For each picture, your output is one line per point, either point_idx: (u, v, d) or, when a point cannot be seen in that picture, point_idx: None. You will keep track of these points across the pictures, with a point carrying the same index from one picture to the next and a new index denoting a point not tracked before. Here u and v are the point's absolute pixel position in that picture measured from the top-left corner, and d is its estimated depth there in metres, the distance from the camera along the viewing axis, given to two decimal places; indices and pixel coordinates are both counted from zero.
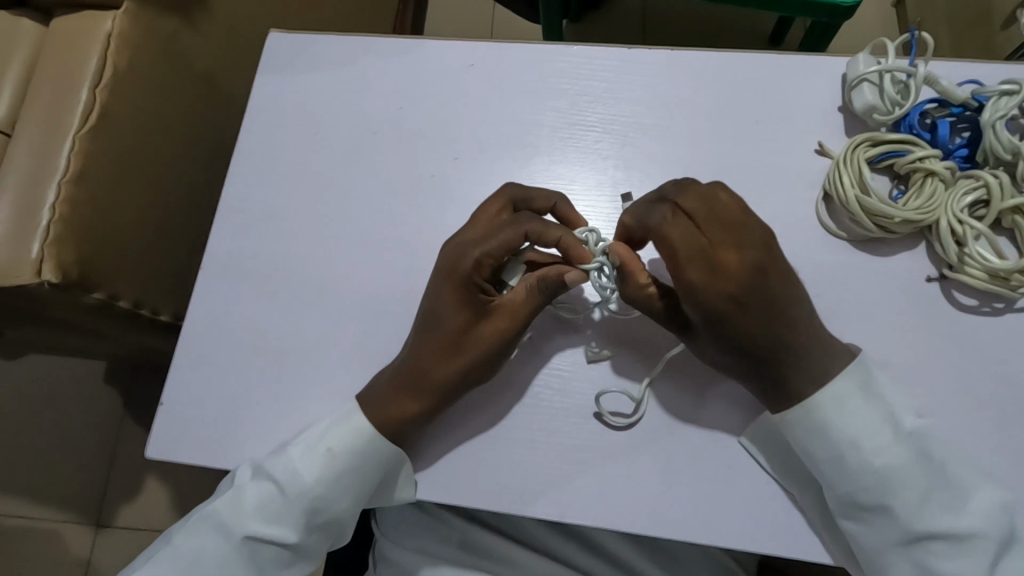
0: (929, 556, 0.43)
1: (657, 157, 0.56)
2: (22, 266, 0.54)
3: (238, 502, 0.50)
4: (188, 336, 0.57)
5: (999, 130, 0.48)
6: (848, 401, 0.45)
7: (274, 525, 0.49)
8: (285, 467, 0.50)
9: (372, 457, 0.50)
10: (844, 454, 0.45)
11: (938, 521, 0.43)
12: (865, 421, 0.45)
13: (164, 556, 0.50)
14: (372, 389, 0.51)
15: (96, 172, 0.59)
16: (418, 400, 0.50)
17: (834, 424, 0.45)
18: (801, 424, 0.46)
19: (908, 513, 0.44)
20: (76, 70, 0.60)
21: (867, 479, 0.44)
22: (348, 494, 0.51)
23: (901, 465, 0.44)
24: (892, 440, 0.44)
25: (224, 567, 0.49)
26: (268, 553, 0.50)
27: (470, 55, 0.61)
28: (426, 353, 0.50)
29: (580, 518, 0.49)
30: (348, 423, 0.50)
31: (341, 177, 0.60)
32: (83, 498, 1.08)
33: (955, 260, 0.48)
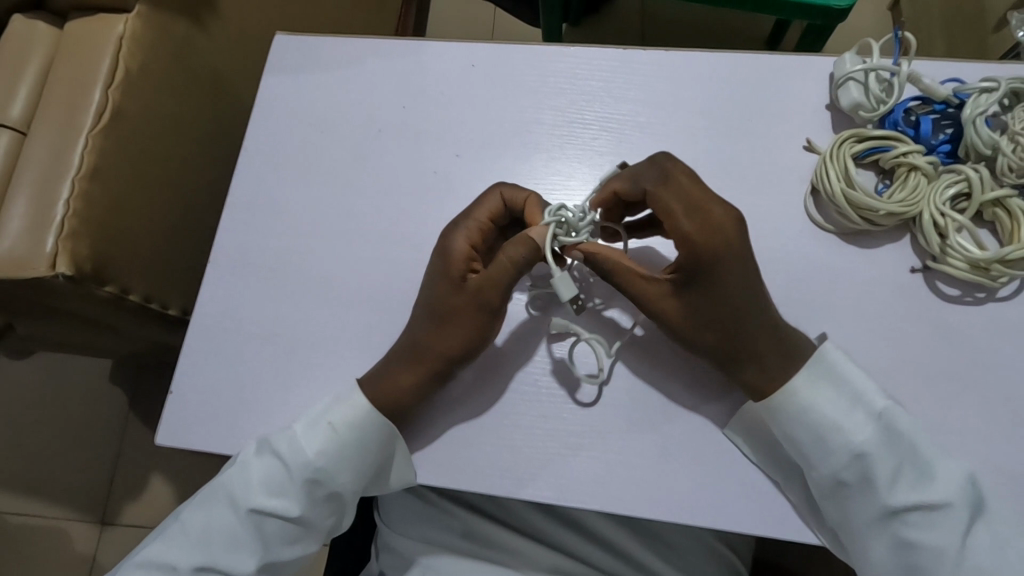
0: (906, 529, 0.45)
1: (651, 154, 0.58)
2: (39, 259, 0.56)
3: (244, 476, 0.52)
4: (198, 327, 0.58)
5: (979, 126, 0.50)
6: (814, 384, 0.48)
7: (279, 497, 0.52)
8: (288, 441, 0.52)
9: (371, 432, 0.52)
10: (822, 435, 0.47)
11: (912, 495, 0.45)
12: (836, 403, 0.47)
13: (174, 529, 0.52)
14: (373, 371, 0.53)
15: (109, 169, 0.61)
16: (409, 380, 0.51)
17: (810, 406, 0.47)
18: (781, 409, 0.48)
19: (884, 488, 0.46)
20: (90, 71, 0.62)
21: (844, 458, 0.46)
22: (349, 469, 0.52)
23: (872, 443, 0.46)
24: (863, 419, 0.47)
25: (232, 539, 0.51)
26: (273, 526, 0.52)
27: (471, 56, 0.63)
28: (429, 331, 0.52)
29: (576, 501, 0.50)
30: (348, 401, 0.53)
31: (346, 174, 0.62)
32: (90, 493, 1.09)
33: (937, 251, 0.50)
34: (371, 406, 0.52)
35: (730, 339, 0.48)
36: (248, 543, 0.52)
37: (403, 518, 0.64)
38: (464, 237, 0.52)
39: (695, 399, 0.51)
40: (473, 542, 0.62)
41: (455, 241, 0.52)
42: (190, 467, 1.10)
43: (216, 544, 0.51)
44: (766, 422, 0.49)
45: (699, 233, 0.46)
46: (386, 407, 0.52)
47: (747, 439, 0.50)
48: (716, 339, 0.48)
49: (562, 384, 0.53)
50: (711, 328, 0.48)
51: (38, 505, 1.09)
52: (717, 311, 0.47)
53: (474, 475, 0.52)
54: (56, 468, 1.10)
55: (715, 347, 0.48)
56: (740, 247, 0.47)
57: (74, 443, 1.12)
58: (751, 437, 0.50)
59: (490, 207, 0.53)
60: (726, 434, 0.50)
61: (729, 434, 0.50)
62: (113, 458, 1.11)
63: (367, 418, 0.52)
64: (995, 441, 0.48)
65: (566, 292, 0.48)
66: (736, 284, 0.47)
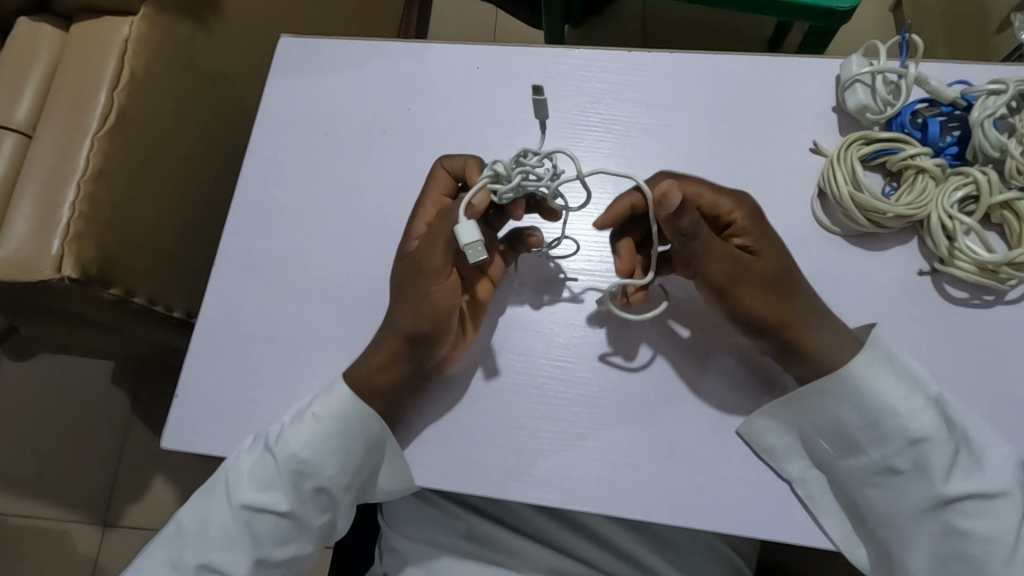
0: (955, 516, 0.46)
1: (657, 155, 0.58)
2: (44, 262, 0.56)
3: (235, 472, 0.53)
4: (203, 329, 0.58)
5: (987, 128, 0.50)
6: (876, 371, 0.47)
7: (268, 491, 0.52)
8: (274, 432, 0.52)
9: (355, 424, 0.52)
10: (881, 420, 0.47)
11: (964, 483, 0.46)
12: (896, 389, 0.47)
13: (173, 529, 0.54)
14: (360, 367, 0.52)
15: (114, 171, 0.61)
16: (384, 363, 0.52)
17: (872, 391, 0.47)
18: (842, 394, 0.48)
19: (938, 476, 0.46)
20: (96, 73, 0.62)
21: (900, 442, 0.47)
22: (334, 460, 0.52)
23: (931, 428, 0.46)
24: (923, 404, 0.47)
25: (226, 536, 0.52)
26: (264, 522, 0.52)
27: (476, 58, 0.63)
28: (401, 308, 0.52)
29: (584, 504, 0.50)
30: (333, 392, 0.52)
31: (351, 176, 0.61)
32: (93, 496, 1.09)
33: (945, 254, 0.50)
34: (354, 395, 0.52)
35: (787, 305, 0.48)
36: (241, 540, 0.52)
37: (408, 520, 0.64)
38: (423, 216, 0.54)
39: (702, 402, 0.51)
40: (478, 544, 0.62)
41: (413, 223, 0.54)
42: (193, 469, 1.10)
43: (211, 541, 0.52)
44: (820, 406, 0.49)
45: (742, 214, 0.50)
46: (374, 398, 0.52)
47: (794, 426, 0.50)
48: (776, 310, 0.48)
49: (569, 387, 0.53)
50: (766, 298, 0.48)
51: (41, 508, 1.08)
52: (772, 283, 0.48)
53: (481, 478, 0.51)
54: (59, 470, 1.10)
55: (765, 320, 0.48)
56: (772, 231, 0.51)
57: (77, 446, 1.11)
58: (787, 426, 0.50)
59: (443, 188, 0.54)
60: (737, 434, 0.50)
61: (745, 432, 0.50)
62: (116, 461, 1.11)
63: (353, 410, 0.52)
64: (1004, 443, 0.48)
65: (465, 237, 0.45)
66: (780, 261, 0.49)
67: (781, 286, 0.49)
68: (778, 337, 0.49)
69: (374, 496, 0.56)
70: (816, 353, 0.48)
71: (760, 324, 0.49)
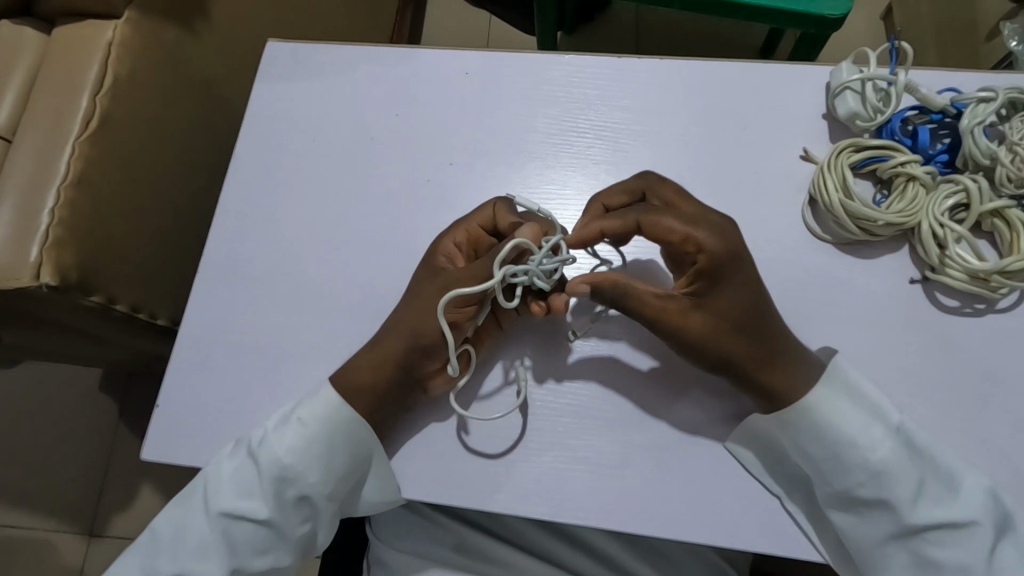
0: (925, 544, 0.46)
1: (647, 162, 0.58)
2: (21, 268, 0.55)
3: (216, 478, 0.51)
4: (185, 338, 0.57)
5: (977, 135, 0.50)
6: (830, 401, 0.47)
7: (248, 498, 0.51)
8: (258, 436, 0.52)
9: (341, 429, 0.51)
10: (841, 452, 0.47)
11: (933, 511, 0.45)
12: (855, 419, 0.47)
13: (149, 537, 0.52)
14: (347, 374, 0.52)
15: (95, 176, 0.60)
16: (373, 367, 0.51)
17: (828, 422, 0.47)
18: (800, 427, 0.47)
19: (905, 506, 0.46)
20: (78, 77, 0.61)
21: (862, 474, 0.46)
22: (318, 468, 0.51)
23: (891, 459, 0.46)
24: (882, 434, 0.46)
25: (203, 544, 0.51)
26: (242, 530, 0.51)
27: (465, 63, 0.63)
28: (408, 320, 0.51)
29: (572, 517, 0.49)
30: (318, 397, 0.51)
31: (339, 182, 0.61)
32: (77, 506, 1.07)
33: (936, 262, 0.50)
34: (341, 398, 0.51)
35: (753, 342, 0.47)
36: (219, 548, 0.51)
37: (396, 532, 0.63)
38: (458, 230, 0.53)
39: (693, 412, 0.50)
40: (467, 556, 0.61)
41: (445, 238, 0.53)
42: (181, 477, 1.09)
43: (188, 550, 0.51)
44: (780, 437, 0.48)
45: (718, 245, 0.47)
46: (363, 406, 0.51)
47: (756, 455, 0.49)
48: (735, 352, 0.47)
49: (558, 397, 0.52)
50: (730, 342, 0.47)
51: (23, 518, 1.07)
52: (742, 325, 0.47)
53: (467, 489, 0.50)
54: (41, 480, 1.08)
55: (722, 360, 0.47)
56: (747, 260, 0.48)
57: (61, 455, 1.10)
58: (752, 449, 0.49)
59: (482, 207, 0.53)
60: (726, 448, 0.49)
61: (732, 449, 0.49)
62: (101, 469, 1.09)
63: (337, 414, 0.51)
64: (996, 454, 0.47)
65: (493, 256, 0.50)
66: (747, 298, 0.47)
67: (746, 323, 0.47)
68: (739, 374, 0.47)
69: (358, 509, 0.54)
70: (778, 390, 0.47)
71: (726, 363, 0.47)
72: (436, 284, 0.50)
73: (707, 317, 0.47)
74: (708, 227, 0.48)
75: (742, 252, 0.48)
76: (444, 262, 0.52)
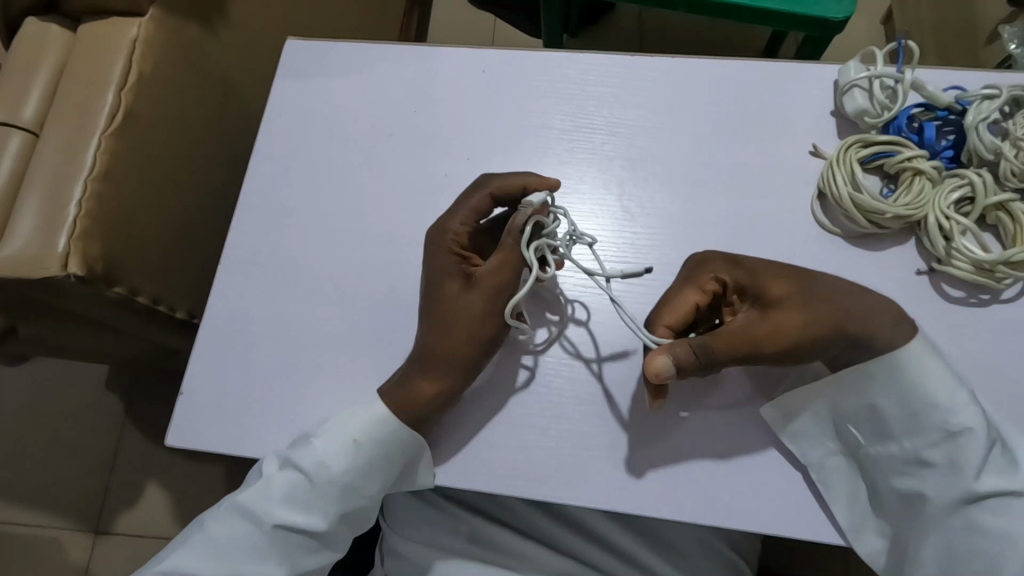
0: (977, 512, 0.47)
1: (660, 157, 0.59)
2: (50, 259, 0.56)
3: (268, 493, 0.52)
4: (208, 328, 0.59)
5: (981, 131, 0.51)
6: (923, 360, 0.47)
7: (305, 512, 0.52)
8: (310, 459, 0.52)
9: (396, 447, 0.52)
10: (919, 410, 0.48)
11: (994, 479, 0.47)
12: (944, 381, 0.47)
13: (193, 544, 0.52)
14: (393, 386, 0.52)
15: (120, 170, 0.61)
16: (432, 390, 0.51)
17: (918, 382, 0.47)
18: (884, 381, 0.48)
19: (970, 472, 0.47)
20: (104, 74, 0.62)
21: (935, 435, 0.47)
22: (375, 481, 0.53)
23: (974, 423, 0.47)
24: (966, 400, 0.47)
25: (258, 553, 0.52)
26: (297, 539, 0.53)
27: (481, 62, 0.64)
28: (447, 335, 0.52)
29: (589, 501, 0.50)
30: (369, 413, 0.52)
31: (358, 176, 0.62)
32: (85, 503, 1.08)
33: (942, 254, 0.51)
34: (396, 418, 0.52)
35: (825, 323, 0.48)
36: (274, 555, 0.52)
37: (410, 523, 0.64)
38: (457, 229, 0.54)
39: (708, 399, 0.52)
40: (481, 546, 0.62)
41: (444, 241, 0.54)
42: (190, 476, 1.09)
43: (240, 556, 0.52)
44: (856, 392, 0.49)
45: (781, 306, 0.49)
46: (417, 416, 0.51)
47: (827, 407, 0.50)
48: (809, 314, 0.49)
49: (574, 385, 0.53)
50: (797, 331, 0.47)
51: (31, 515, 1.07)
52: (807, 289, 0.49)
53: (487, 475, 0.52)
54: (49, 477, 1.09)
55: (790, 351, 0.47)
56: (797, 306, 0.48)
57: (70, 451, 1.10)
58: (830, 401, 0.50)
59: (476, 204, 0.54)
60: (763, 412, 0.50)
61: (767, 414, 0.50)
62: (109, 465, 1.10)
63: (380, 419, 0.52)
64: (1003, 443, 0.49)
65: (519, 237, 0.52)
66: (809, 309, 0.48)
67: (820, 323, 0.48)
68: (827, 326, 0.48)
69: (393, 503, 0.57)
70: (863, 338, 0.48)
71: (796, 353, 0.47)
72: (470, 293, 0.52)
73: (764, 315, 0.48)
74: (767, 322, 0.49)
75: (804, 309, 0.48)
76: (460, 266, 0.53)
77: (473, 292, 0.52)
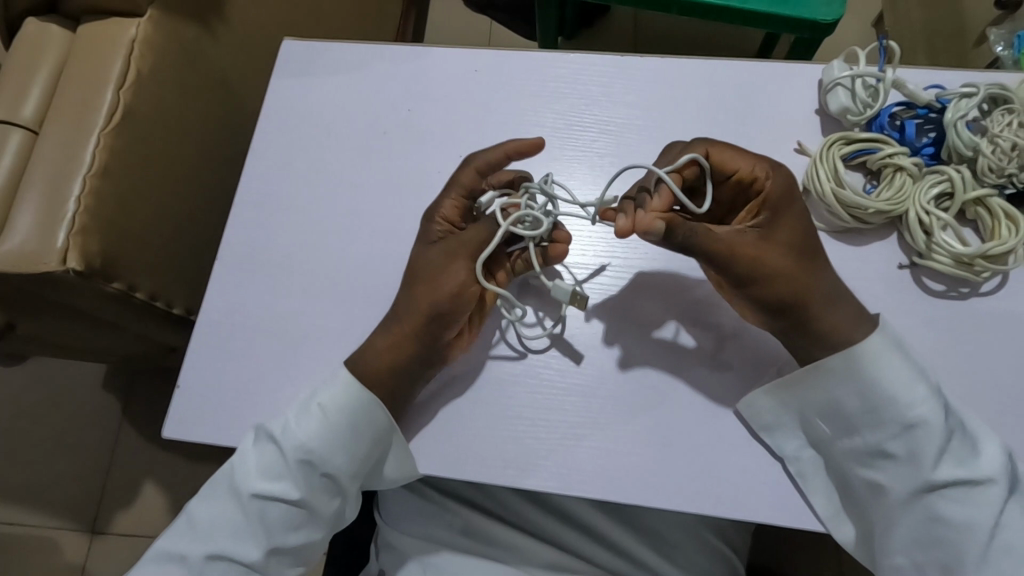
0: (940, 502, 0.48)
1: (648, 155, 0.60)
2: (49, 254, 0.57)
3: (243, 464, 0.53)
4: (204, 323, 0.60)
5: (960, 128, 0.52)
6: (881, 356, 0.49)
7: (277, 481, 0.53)
8: (278, 426, 0.53)
9: (362, 412, 0.53)
10: (878, 405, 0.49)
11: (954, 470, 0.47)
12: (901, 376, 0.48)
13: (183, 521, 0.54)
14: (361, 354, 0.54)
15: (119, 167, 0.62)
16: (381, 343, 0.54)
17: (874, 378, 0.49)
18: (843, 378, 0.49)
19: (928, 463, 0.47)
20: (104, 71, 0.63)
21: (893, 429, 0.48)
22: (343, 449, 0.53)
23: (930, 416, 0.47)
24: (925, 393, 0.48)
25: (237, 526, 0.53)
26: (276, 512, 0.53)
27: (474, 61, 0.65)
28: (417, 304, 0.53)
29: (578, 490, 0.51)
30: (335, 384, 0.54)
31: (352, 174, 0.63)
32: (82, 500, 1.08)
33: (923, 248, 0.52)
34: (365, 390, 0.53)
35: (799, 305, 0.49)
36: (252, 528, 0.53)
37: (402, 516, 0.65)
38: (446, 208, 0.57)
39: (695, 389, 0.53)
40: (474, 538, 0.63)
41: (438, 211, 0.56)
42: (186, 474, 1.10)
43: (222, 532, 0.53)
44: (817, 389, 0.50)
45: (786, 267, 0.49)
46: (374, 385, 0.53)
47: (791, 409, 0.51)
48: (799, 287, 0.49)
49: (564, 376, 0.54)
50: (796, 277, 0.49)
51: (28, 513, 1.07)
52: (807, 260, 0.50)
53: (478, 465, 0.53)
54: (46, 475, 1.09)
55: (775, 301, 0.49)
56: (790, 256, 0.49)
57: (67, 449, 1.11)
58: (793, 401, 0.51)
59: (465, 181, 0.56)
60: (735, 412, 0.52)
61: (743, 413, 0.51)
62: (106, 463, 1.10)
63: (373, 412, 0.53)
64: None
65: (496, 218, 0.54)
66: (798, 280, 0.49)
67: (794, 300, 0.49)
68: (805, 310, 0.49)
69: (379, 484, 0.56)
70: (827, 334, 0.49)
71: (786, 305, 0.49)
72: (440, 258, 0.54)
73: (779, 253, 0.49)
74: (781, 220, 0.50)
75: (801, 273, 0.49)
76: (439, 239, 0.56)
77: (447, 270, 0.53)
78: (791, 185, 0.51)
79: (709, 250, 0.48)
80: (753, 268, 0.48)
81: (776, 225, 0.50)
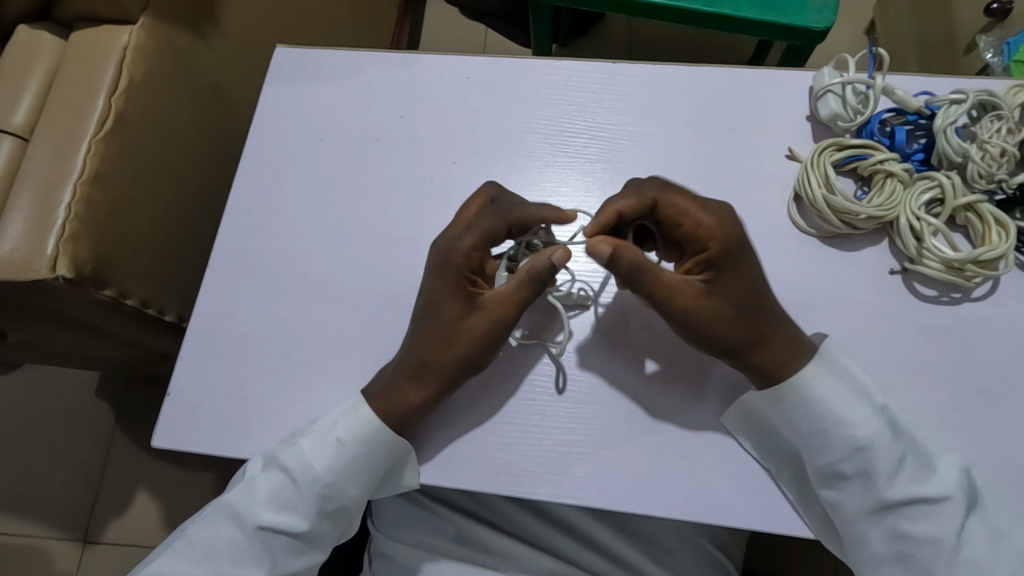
0: (903, 517, 0.48)
1: (640, 161, 0.61)
2: (38, 261, 0.57)
3: (252, 491, 0.53)
4: (195, 330, 0.59)
5: (950, 135, 0.53)
6: (820, 377, 0.50)
7: (287, 512, 0.53)
8: (293, 458, 0.52)
9: (380, 447, 0.53)
10: (824, 427, 0.49)
11: (911, 487, 0.47)
12: (840, 395, 0.49)
13: (182, 545, 0.53)
14: (376, 381, 0.54)
15: (109, 174, 0.62)
16: (417, 399, 0.52)
17: (815, 400, 0.49)
18: (789, 401, 0.50)
19: (883, 481, 0.48)
20: (95, 78, 0.63)
21: (843, 450, 0.49)
22: (358, 482, 0.54)
23: (874, 436, 0.48)
24: (867, 413, 0.49)
25: (241, 553, 0.53)
26: (280, 540, 0.53)
27: (467, 68, 0.66)
28: (444, 343, 0.52)
29: (571, 498, 0.51)
30: (354, 416, 0.53)
31: (345, 180, 0.63)
32: (73, 509, 1.07)
33: (913, 253, 0.52)
34: (379, 421, 0.52)
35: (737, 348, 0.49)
36: (256, 555, 0.53)
37: (395, 524, 0.65)
38: (467, 245, 0.53)
39: (688, 396, 0.53)
40: (468, 546, 0.62)
41: (454, 260, 0.53)
42: (178, 482, 1.09)
43: (224, 558, 0.52)
44: (766, 414, 0.50)
45: (722, 315, 0.49)
46: (391, 418, 0.52)
47: (742, 431, 0.52)
48: (735, 335, 0.49)
49: (556, 382, 0.54)
50: (732, 327, 0.49)
51: (19, 523, 1.06)
52: (748, 311, 0.49)
53: (470, 472, 0.52)
54: (37, 484, 1.08)
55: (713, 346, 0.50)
56: (723, 305, 0.49)
57: (58, 458, 1.10)
58: (746, 428, 0.51)
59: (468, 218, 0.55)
60: (721, 421, 0.52)
61: (728, 421, 0.51)
62: (99, 471, 1.09)
63: (365, 420, 0.53)
64: (974, 437, 0.50)
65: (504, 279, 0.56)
66: (731, 328, 0.49)
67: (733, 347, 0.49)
68: (740, 357, 0.50)
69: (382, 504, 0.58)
70: (771, 373, 0.50)
71: (722, 349, 0.50)
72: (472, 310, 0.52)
73: (716, 304, 0.49)
74: (728, 270, 0.50)
75: (732, 324, 0.49)
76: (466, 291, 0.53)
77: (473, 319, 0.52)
78: (737, 234, 0.50)
79: (649, 292, 0.50)
80: (685, 314, 0.49)
81: (725, 276, 0.50)
